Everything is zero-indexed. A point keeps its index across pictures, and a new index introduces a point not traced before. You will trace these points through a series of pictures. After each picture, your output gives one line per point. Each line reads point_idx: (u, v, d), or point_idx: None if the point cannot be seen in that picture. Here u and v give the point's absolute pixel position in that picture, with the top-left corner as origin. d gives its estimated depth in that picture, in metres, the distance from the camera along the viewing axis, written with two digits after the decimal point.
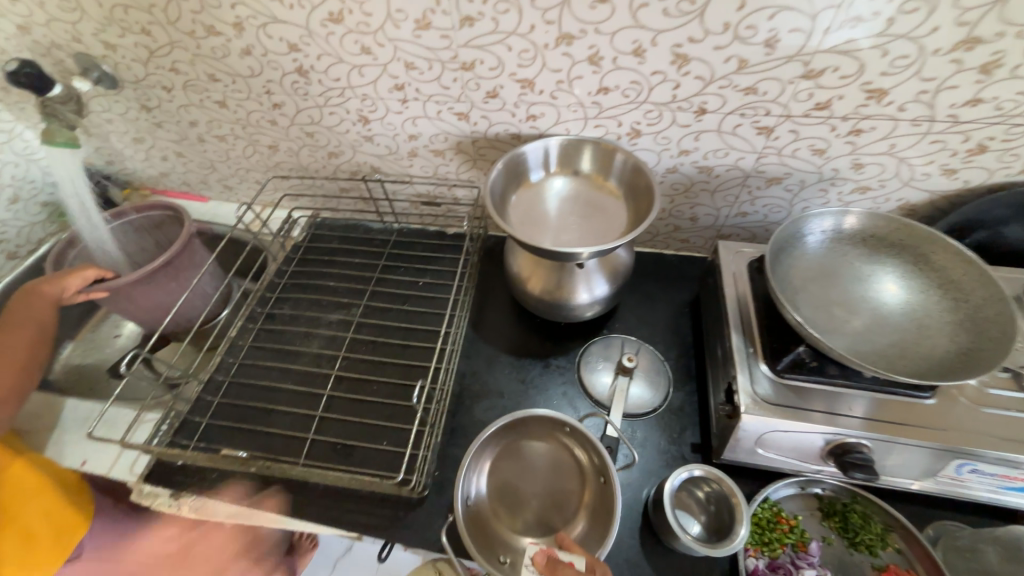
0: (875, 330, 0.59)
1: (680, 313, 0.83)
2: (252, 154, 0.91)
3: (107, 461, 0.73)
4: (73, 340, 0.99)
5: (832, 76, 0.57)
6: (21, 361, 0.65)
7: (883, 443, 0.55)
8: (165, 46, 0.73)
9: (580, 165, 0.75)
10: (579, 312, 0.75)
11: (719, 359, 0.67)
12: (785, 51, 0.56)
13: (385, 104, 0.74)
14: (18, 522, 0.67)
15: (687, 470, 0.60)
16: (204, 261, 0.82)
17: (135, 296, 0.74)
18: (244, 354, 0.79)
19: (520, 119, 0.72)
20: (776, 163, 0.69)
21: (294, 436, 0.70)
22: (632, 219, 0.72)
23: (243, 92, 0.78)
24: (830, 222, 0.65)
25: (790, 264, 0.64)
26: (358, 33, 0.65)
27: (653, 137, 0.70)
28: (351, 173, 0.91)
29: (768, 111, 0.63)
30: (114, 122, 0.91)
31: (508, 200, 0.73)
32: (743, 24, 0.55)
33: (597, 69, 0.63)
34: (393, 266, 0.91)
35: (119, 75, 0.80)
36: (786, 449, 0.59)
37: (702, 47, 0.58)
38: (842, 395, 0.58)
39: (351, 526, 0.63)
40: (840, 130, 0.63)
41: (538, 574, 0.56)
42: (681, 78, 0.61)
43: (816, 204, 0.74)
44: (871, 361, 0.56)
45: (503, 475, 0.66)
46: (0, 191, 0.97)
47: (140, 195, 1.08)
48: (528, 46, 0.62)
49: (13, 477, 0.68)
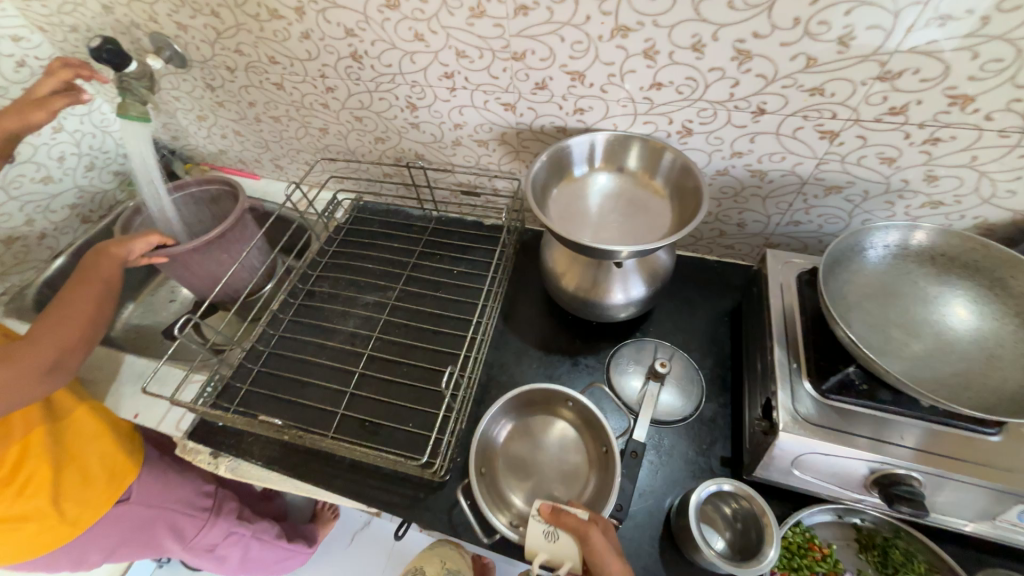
0: (937, 356, 0.55)
1: (718, 321, 0.80)
2: (304, 136, 0.95)
3: (156, 415, 0.78)
4: (134, 301, 1.07)
5: (910, 79, 0.53)
6: (89, 315, 0.63)
7: (936, 478, 0.51)
8: (231, 29, 0.76)
9: (626, 162, 0.73)
10: (613, 312, 0.73)
11: (757, 372, 0.65)
12: (860, 51, 0.52)
13: (433, 92, 0.75)
14: (80, 461, 0.73)
15: (716, 483, 0.57)
16: (253, 236, 0.86)
17: (191, 264, 0.78)
18: (284, 327, 0.83)
19: (568, 112, 0.71)
20: (837, 170, 0.65)
21: (326, 409, 0.73)
22: (676, 221, 0.69)
23: (300, 75, 0.80)
24: (896, 237, 0.60)
25: (846, 279, 0.60)
26: (412, 20, 0.65)
27: (705, 136, 0.67)
28: (395, 159, 0.93)
29: (835, 114, 0.59)
30: (181, 99, 0.96)
31: (549, 194, 0.73)
32: (815, 19, 0.51)
33: (651, 63, 0.61)
34: (429, 253, 0.92)
35: (188, 54, 0.84)
36: (825, 474, 0.56)
37: (767, 43, 0.55)
38: (894, 422, 0.54)
39: (373, 502, 0.65)
40: (915, 138, 0.58)
41: (545, 523, 0.54)
42: (741, 75, 0.59)
43: (879, 217, 0.69)
44: (929, 389, 0.52)
45: (515, 454, 0.69)
46: (79, 158, 1.06)
47: (199, 169, 1.15)
48: (582, 37, 0.61)
49: (77, 421, 0.73)
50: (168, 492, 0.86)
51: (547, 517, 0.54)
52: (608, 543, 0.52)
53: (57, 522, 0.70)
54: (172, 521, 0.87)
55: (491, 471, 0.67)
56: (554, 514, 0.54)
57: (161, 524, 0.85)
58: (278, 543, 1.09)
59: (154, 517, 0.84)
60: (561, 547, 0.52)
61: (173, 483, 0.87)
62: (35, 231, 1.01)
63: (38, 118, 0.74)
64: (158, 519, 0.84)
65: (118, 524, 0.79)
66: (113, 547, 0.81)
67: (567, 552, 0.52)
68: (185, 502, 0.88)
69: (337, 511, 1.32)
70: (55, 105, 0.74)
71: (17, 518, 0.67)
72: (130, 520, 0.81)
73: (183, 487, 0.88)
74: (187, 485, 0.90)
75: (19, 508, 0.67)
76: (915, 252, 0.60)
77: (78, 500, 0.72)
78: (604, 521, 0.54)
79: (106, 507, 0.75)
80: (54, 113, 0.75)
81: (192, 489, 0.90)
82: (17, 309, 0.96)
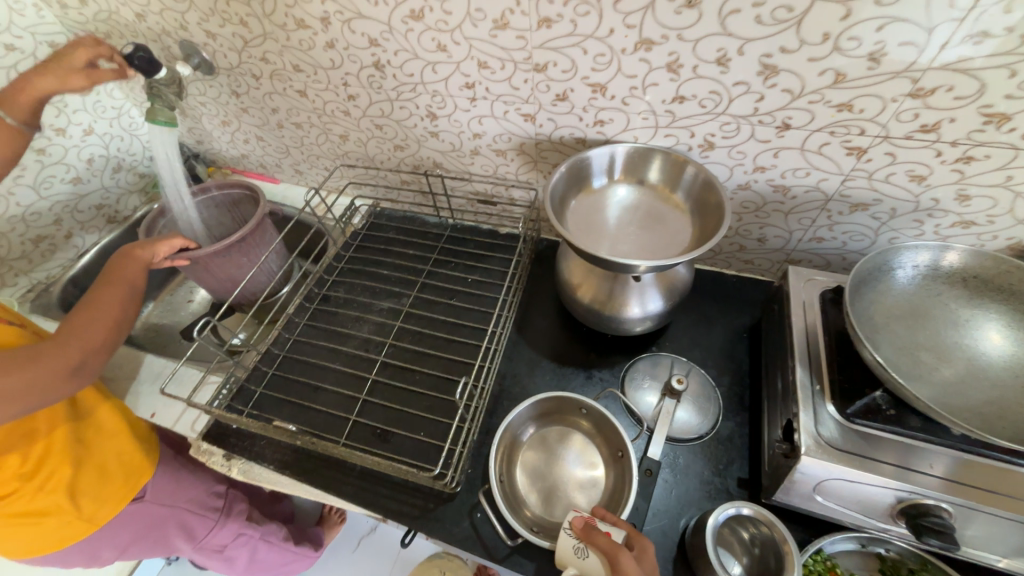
0: (969, 382, 0.53)
1: (737, 338, 0.79)
2: (325, 142, 0.96)
3: (173, 415, 0.79)
4: (154, 300, 1.09)
5: (943, 96, 0.52)
6: (113, 318, 0.64)
7: (966, 510, 0.49)
8: (258, 37, 0.78)
9: (647, 175, 0.72)
10: (629, 326, 0.72)
11: (778, 392, 0.63)
12: (891, 67, 0.51)
13: (454, 102, 0.76)
14: (99, 458, 0.74)
15: (734, 507, 0.56)
16: (272, 240, 0.88)
17: (211, 267, 0.80)
18: (299, 331, 0.84)
19: (587, 124, 0.71)
20: (863, 188, 0.64)
21: (338, 415, 0.73)
22: (696, 236, 0.68)
23: (323, 83, 0.82)
24: (925, 257, 0.58)
25: (873, 300, 0.59)
26: (435, 31, 0.66)
27: (728, 150, 0.66)
28: (413, 167, 0.93)
29: (863, 131, 0.58)
30: (206, 105, 0.99)
31: (567, 205, 0.72)
32: (845, 35, 0.50)
33: (675, 76, 0.60)
34: (444, 261, 0.92)
35: (216, 62, 0.86)
36: (848, 501, 0.54)
37: (794, 58, 0.54)
38: (921, 450, 0.52)
39: (382, 510, 0.65)
40: (947, 157, 0.56)
41: (575, 537, 0.53)
42: (766, 90, 0.58)
43: (907, 235, 0.67)
44: (960, 417, 0.50)
45: (533, 466, 0.68)
46: (107, 160, 1.09)
47: (222, 173, 1.17)
48: (605, 50, 0.60)
49: (98, 419, 0.75)
50: (180, 491, 0.87)
51: (578, 531, 0.53)
52: (639, 568, 0.49)
53: (74, 518, 0.71)
54: (183, 520, 0.88)
55: (510, 481, 0.66)
56: (585, 531, 0.53)
57: (172, 523, 0.86)
58: (285, 545, 1.09)
59: (167, 516, 0.85)
60: (591, 564, 0.51)
61: (186, 482, 0.88)
62: (62, 230, 1.04)
63: (78, 84, 0.68)
64: (170, 518, 0.85)
65: (131, 523, 0.80)
66: (126, 545, 0.82)
67: (595, 570, 0.51)
68: (197, 502, 0.89)
69: (343, 515, 1.32)
70: (100, 78, 0.69)
71: (35, 513, 0.68)
72: (143, 519, 0.82)
73: (195, 487, 0.90)
74: (199, 485, 0.91)
75: (39, 503, 0.67)
76: (946, 272, 0.58)
77: (96, 497, 0.73)
78: (640, 545, 0.51)
79: (119, 506, 0.76)
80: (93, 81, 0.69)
81: (204, 489, 0.92)
82: (42, 305, 0.98)
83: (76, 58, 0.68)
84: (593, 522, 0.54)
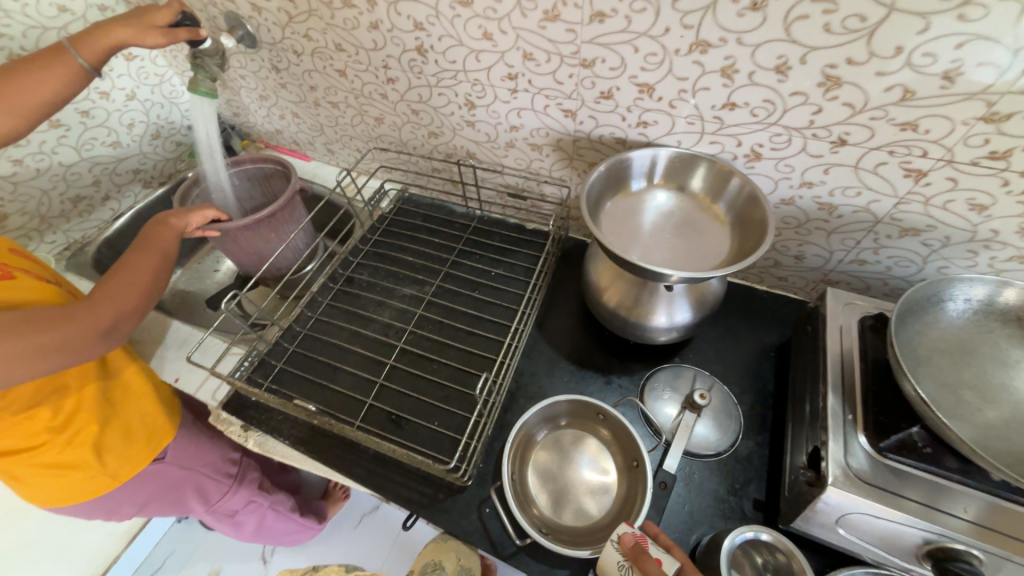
0: (1015, 426, 0.50)
1: (763, 356, 0.77)
2: (359, 123, 0.96)
3: (195, 382, 0.81)
4: (182, 267, 1.12)
5: (1019, 122, 0.48)
6: (144, 284, 0.65)
7: (997, 558, 0.47)
8: (303, 14, 0.77)
9: (689, 182, 0.70)
10: (654, 335, 0.71)
11: (805, 417, 0.61)
12: (966, 87, 0.48)
13: (494, 92, 0.74)
14: (124, 418, 0.76)
15: (754, 531, 0.54)
16: (301, 218, 0.88)
17: (240, 240, 0.81)
18: (321, 310, 0.84)
19: (630, 124, 0.69)
20: (917, 213, 0.61)
21: (355, 397, 0.73)
22: (734, 250, 0.66)
23: (363, 64, 0.81)
24: (981, 291, 0.55)
25: (918, 331, 0.56)
26: (483, 18, 0.64)
27: (775, 163, 0.64)
28: (446, 155, 0.93)
29: (925, 152, 0.55)
30: (246, 78, 0.99)
31: (603, 205, 0.70)
32: (920, 50, 0.47)
33: (728, 82, 0.58)
34: (469, 252, 0.92)
35: (259, 36, 0.86)
36: (871, 536, 0.53)
37: (861, 71, 0.51)
38: (955, 493, 0.50)
39: (393, 496, 0.65)
40: (1014, 187, 0.53)
41: (621, 553, 0.52)
42: (825, 102, 0.55)
43: (959, 266, 0.64)
44: (1002, 462, 0.48)
45: (545, 467, 0.67)
46: (146, 126, 1.10)
47: (255, 147, 1.19)
48: (657, 49, 0.58)
49: (125, 380, 0.77)
50: (199, 455, 0.89)
51: (626, 549, 0.51)
52: None
53: (99, 473, 0.73)
54: (200, 484, 0.91)
55: (521, 480, 0.66)
56: (633, 552, 0.51)
57: (189, 485, 0.89)
58: (292, 516, 1.11)
59: (185, 478, 0.87)
60: None
61: (204, 447, 0.91)
62: (100, 192, 1.06)
63: (153, 42, 0.65)
64: (188, 480, 0.88)
65: (152, 482, 0.82)
66: (145, 502, 0.85)
67: None
68: (213, 467, 0.92)
69: (348, 491, 1.34)
70: (177, 37, 0.67)
71: (63, 465, 0.70)
72: (163, 479, 0.84)
73: (212, 452, 0.92)
74: (216, 451, 0.94)
75: (67, 456, 0.70)
76: (1000, 309, 0.55)
77: (119, 455, 0.75)
78: None
79: (141, 465, 0.78)
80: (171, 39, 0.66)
81: (220, 455, 0.94)
82: (77, 264, 1.01)
83: (157, 19, 0.66)
84: (645, 544, 0.51)
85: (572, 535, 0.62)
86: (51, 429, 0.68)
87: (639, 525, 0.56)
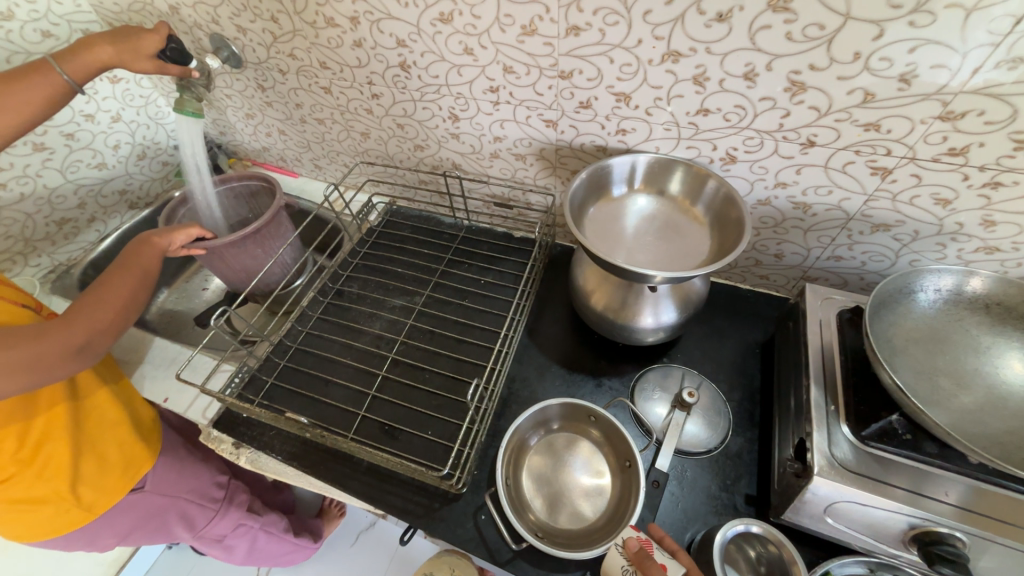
0: (989, 410, 0.52)
1: (749, 353, 0.78)
2: (346, 139, 0.97)
3: (184, 401, 0.80)
4: (169, 287, 1.11)
5: (973, 120, 0.51)
6: (123, 302, 0.65)
7: (980, 539, 0.49)
8: (288, 34, 0.79)
9: (668, 186, 0.72)
10: (641, 336, 0.72)
11: (791, 410, 0.62)
12: (922, 89, 0.51)
13: (477, 105, 0.76)
14: (98, 449, 0.74)
15: (744, 524, 0.55)
16: (287, 234, 0.89)
17: (226, 256, 0.81)
18: (312, 324, 0.84)
19: (609, 132, 0.71)
20: (886, 209, 0.63)
21: (347, 409, 0.73)
22: (714, 249, 0.68)
23: (348, 81, 0.82)
24: (948, 281, 0.57)
25: (892, 322, 0.58)
26: (463, 34, 0.67)
27: (750, 165, 0.66)
28: (432, 167, 0.94)
29: (889, 151, 0.57)
30: (232, 98, 1.00)
31: (586, 211, 0.72)
32: (877, 55, 0.50)
33: (700, 89, 0.60)
34: (457, 261, 0.93)
35: (244, 56, 0.88)
36: (859, 524, 0.54)
37: (824, 76, 0.53)
38: (936, 477, 0.51)
39: (388, 507, 0.65)
40: (974, 181, 0.56)
41: (627, 558, 0.53)
42: (792, 106, 0.58)
43: (929, 258, 0.67)
44: (978, 445, 0.50)
45: (539, 472, 0.68)
46: (131, 147, 1.10)
47: (242, 164, 1.19)
48: (631, 59, 0.61)
49: (95, 409, 0.75)
50: (182, 481, 0.88)
51: (630, 555, 0.52)
52: None
53: (73, 506, 0.71)
54: (184, 510, 0.89)
55: (516, 486, 0.66)
56: (637, 557, 0.52)
57: (173, 512, 0.87)
58: (285, 536, 1.10)
59: (167, 506, 0.86)
60: None
61: (188, 473, 0.89)
62: (85, 214, 1.06)
63: (142, 69, 0.68)
64: (170, 507, 0.86)
65: (131, 512, 0.81)
66: (126, 532, 0.83)
67: None
68: (197, 492, 0.90)
69: (344, 509, 1.33)
70: (167, 69, 0.70)
71: (33, 500, 0.68)
72: (143, 508, 0.83)
73: (197, 478, 0.91)
74: (201, 476, 0.92)
75: (38, 490, 0.68)
76: (969, 298, 0.57)
77: (94, 486, 0.73)
78: None
79: (117, 496, 0.76)
80: (153, 61, 0.68)
81: (205, 480, 0.93)
82: (62, 287, 1.00)
83: (145, 43, 0.67)
84: (648, 550, 0.52)
85: (567, 537, 0.62)
86: (18, 462, 0.66)
87: (631, 525, 0.56)
